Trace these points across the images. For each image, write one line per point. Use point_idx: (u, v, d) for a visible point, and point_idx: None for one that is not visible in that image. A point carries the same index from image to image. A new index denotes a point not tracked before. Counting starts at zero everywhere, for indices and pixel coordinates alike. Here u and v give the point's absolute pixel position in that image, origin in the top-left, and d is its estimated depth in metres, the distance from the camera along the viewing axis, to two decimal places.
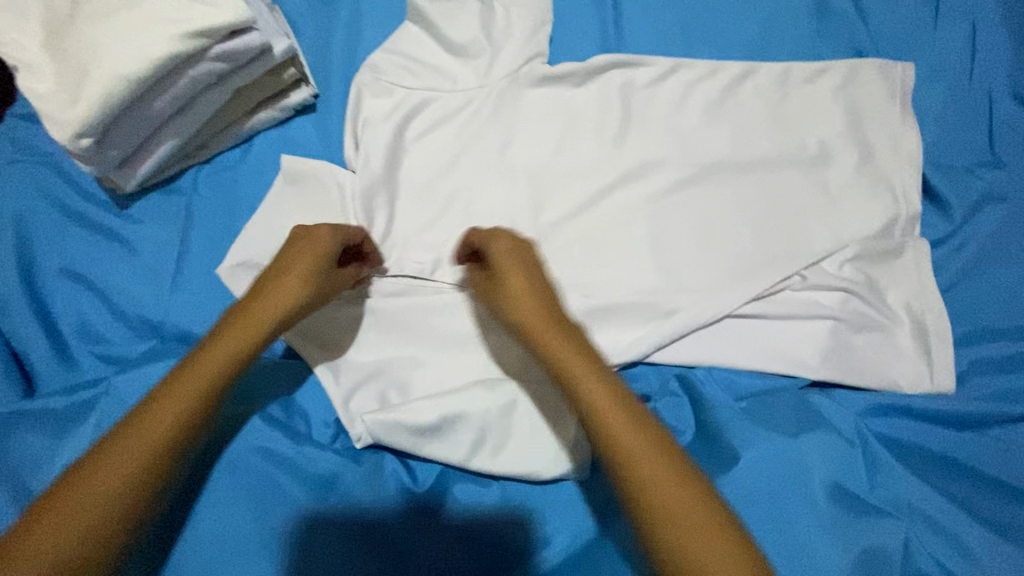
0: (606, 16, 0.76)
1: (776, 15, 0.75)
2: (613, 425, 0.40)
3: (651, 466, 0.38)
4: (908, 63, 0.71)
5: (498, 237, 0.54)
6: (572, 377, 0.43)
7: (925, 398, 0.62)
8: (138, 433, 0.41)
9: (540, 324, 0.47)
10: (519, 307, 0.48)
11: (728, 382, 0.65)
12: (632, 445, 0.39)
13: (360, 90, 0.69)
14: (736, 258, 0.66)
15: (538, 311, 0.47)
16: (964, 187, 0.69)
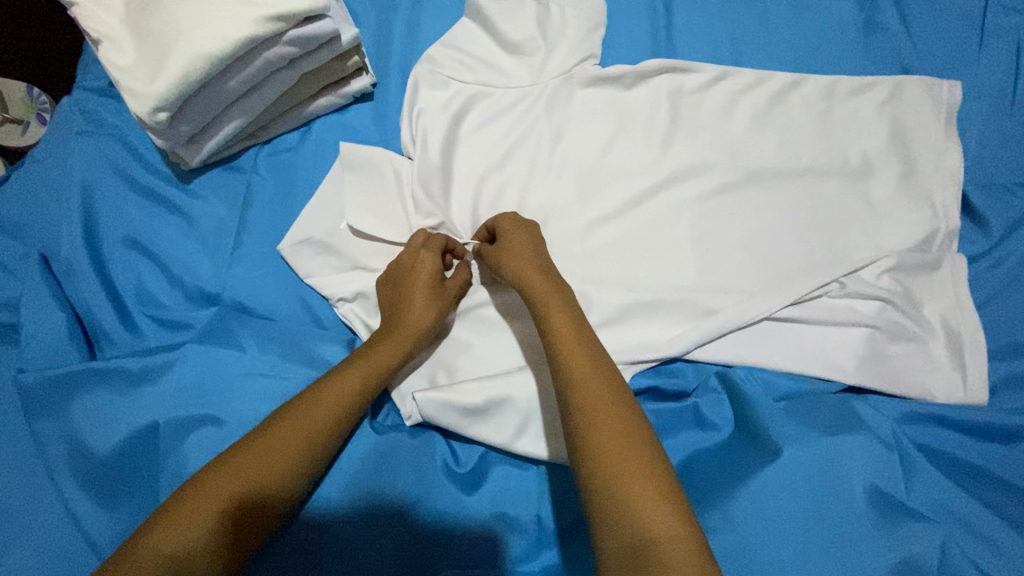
0: (658, 22, 0.79)
1: (825, 30, 0.77)
2: (601, 420, 0.47)
3: (637, 474, 0.43)
4: (952, 83, 0.73)
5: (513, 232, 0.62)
6: (582, 389, 0.49)
7: (961, 408, 0.63)
8: (269, 431, 0.50)
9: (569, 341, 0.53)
10: (518, 270, 0.59)
11: (767, 382, 0.64)
12: (622, 454, 0.45)
13: (417, 82, 0.72)
14: (778, 263, 0.68)
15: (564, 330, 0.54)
16: (1003, 205, 0.71)
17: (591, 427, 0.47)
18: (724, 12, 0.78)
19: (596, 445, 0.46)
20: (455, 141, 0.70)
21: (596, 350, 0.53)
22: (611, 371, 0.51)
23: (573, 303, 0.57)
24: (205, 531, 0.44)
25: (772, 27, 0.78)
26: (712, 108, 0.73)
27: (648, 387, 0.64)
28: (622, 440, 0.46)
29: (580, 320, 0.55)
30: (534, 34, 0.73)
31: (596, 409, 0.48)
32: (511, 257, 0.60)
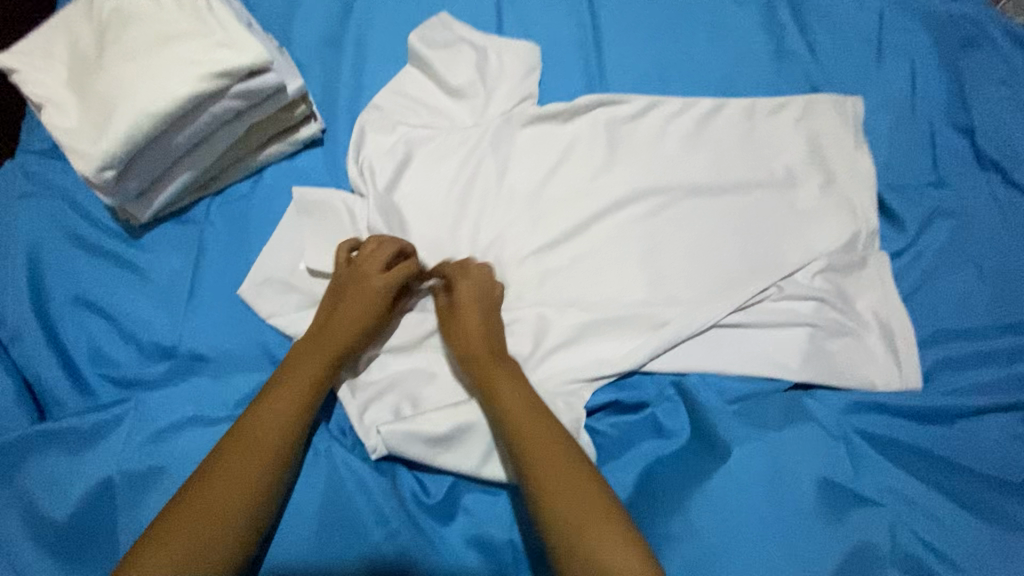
0: (590, 58, 0.84)
1: (740, 57, 0.84)
2: (541, 463, 0.52)
3: (575, 509, 0.49)
4: (857, 98, 0.80)
5: (467, 307, 0.62)
6: (518, 434, 0.54)
7: (898, 395, 0.67)
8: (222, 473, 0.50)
9: (513, 397, 0.57)
10: (467, 345, 0.61)
11: (719, 387, 0.67)
12: (559, 490, 0.50)
13: (364, 128, 0.74)
14: (721, 273, 0.72)
15: (512, 386, 0.58)
16: (915, 204, 0.78)
17: (544, 493, 0.50)
18: (649, 46, 0.85)
19: (547, 506, 0.50)
20: (405, 178, 0.73)
21: (538, 410, 0.56)
22: (548, 434, 0.54)
23: (513, 369, 0.60)
24: None
25: (694, 58, 0.84)
26: (646, 136, 0.78)
27: (610, 401, 0.66)
28: (580, 509, 0.49)
29: (525, 388, 0.58)
30: (473, 78, 0.78)
31: (545, 479, 0.51)
32: (459, 329, 0.62)
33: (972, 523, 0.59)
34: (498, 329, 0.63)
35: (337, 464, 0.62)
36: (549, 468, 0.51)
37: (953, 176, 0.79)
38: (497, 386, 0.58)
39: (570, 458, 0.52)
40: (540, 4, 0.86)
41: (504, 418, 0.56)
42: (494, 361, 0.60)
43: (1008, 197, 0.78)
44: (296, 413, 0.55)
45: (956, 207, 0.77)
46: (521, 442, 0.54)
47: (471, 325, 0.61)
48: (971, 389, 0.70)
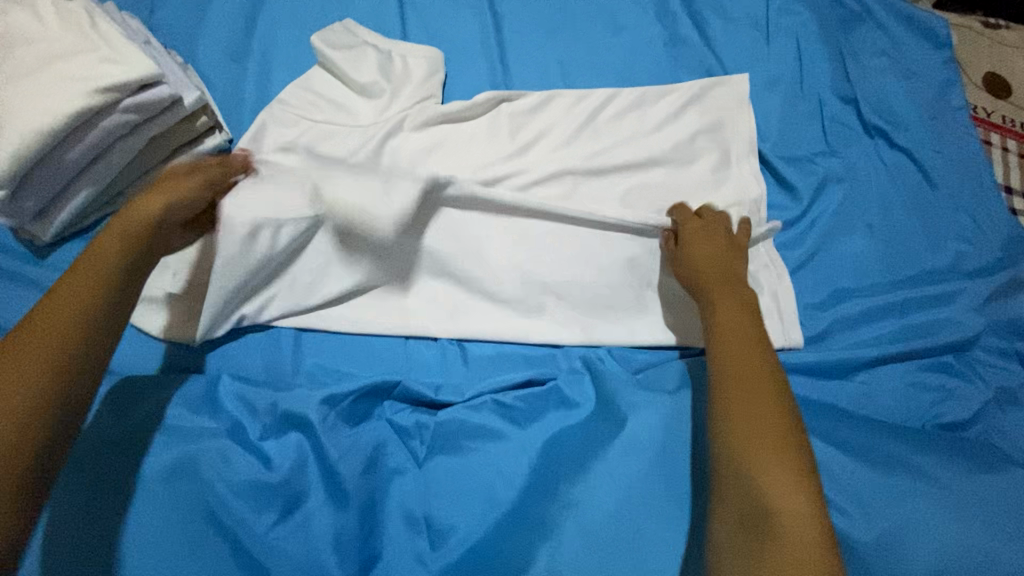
0: (493, 56, 0.87)
1: (636, 46, 0.88)
2: (737, 377, 0.52)
3: (772, 426, 0.49)
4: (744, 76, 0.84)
5: (699, 242, 0.68)
6: (736, 351, 0.55)
7: (790, 353, 0.72)
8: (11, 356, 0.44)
9: (739, 318, 0.58)
10: (702, 271, 0.65)
11: (623, 358, 0.71)
12: (744, 412, 0.50)
13: (265, 123, 0.76)
14: (624, 247, 0.74)
15: (737, 307, 0.59)
16: (807, 173, 0.82)
17: (740, 409, 0.50)
18: (550, 41, 0.88)
19: (726, 427, 0.50)
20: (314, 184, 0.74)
21: (751, 330, 0.57)
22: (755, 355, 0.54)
23: (743, 297, 0.61)
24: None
25: (593, 50, 0.88)
26: (547, 125, 0.81)
27: (523, 380, 0.68)
28: (763, 431, 0.48)
29: (743, 314, 0.58)
30: (376, 80, 0.79)
31: (732, 399, 0.51)
32: (696, 256, 0.66)
33: (857, 469, 0.63)
34: (728, 257, 0.66)
35: (239, 460, 0.60)
36: (751, 382, 0.52)
37: (841, 145, 0.84)
38: (712, 297, 0.61)
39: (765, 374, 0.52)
40: (443, 7, 0.90)
41: (721, 332, 0.57)
42: (722, 281, 0.63)
43: (892, 160, 0.83)
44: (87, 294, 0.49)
45: (846, 173, 0.82)
46: (732, 357, 0.54)
47: (703, 256, 0.66)
48: (867, 343, 0.73)
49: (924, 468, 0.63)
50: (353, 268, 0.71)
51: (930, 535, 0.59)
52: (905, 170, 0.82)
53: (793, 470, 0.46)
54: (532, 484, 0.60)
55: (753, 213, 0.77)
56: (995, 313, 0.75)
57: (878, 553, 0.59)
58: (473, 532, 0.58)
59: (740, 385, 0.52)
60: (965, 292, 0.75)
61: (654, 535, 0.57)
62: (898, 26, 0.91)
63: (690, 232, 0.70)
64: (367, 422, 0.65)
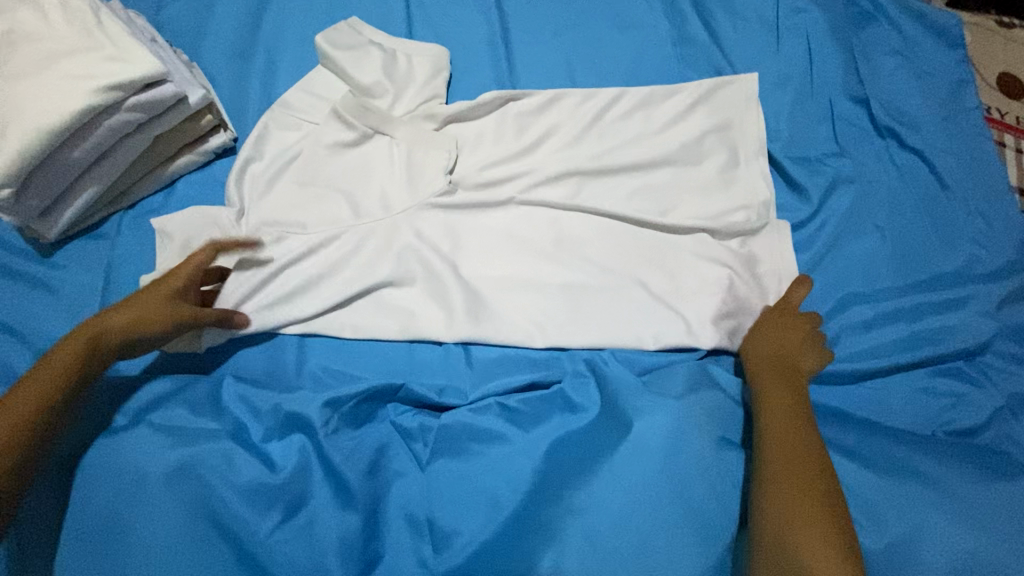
0: (499, 54, 0.87)
1: (644, 44, 0.87)
2: (786, 481, 0.55)
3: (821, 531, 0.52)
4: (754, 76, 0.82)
5: (765, 330, 0.69)
6: (788, 452, 0.57)
7: None
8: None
9: (793, 418, 0.60)
10: (760, 363, 0.66)
11: (630, 361, 0.69)
12: (795, 518, 0.53)
13: (268, 126, 0.76)
14: (630, 251, 0.74)
15: (790, 406, 0.61)
16: (817, 175, 0.81)
17: (786, 513, 0.53)
18: (557, 40, 0.88)
19: (777, 528, 0.53)
20: (319, 186, 0.74)
21: (805, 430, 0.59)
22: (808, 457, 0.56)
23: (798, 395, 0.63)
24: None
25: (600, 49, 0.87)
26: (553, 124, 0.80)
27: (527, 383, 0.68)
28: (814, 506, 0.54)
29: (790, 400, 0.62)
30: (380, 78, 0.78)
31: (782, 499, 0.54)
32: (760, 345, 0.68)
33: (866, 476, 0.62)
34: (789, 346, 0.68)
35: (240, 462, 0.60)
36: (800, 485, 0.55)
37: (852, 146, 0.82)
38: (765, 390, 0.63)
39: (814, 478, 0.55)
40: (448, 5, 0.89)
41: (773, 431, 0.60)
42: (780, 375, 0.64)
43: (903, 161, 0.82)
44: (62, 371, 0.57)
45: (857, 174, 0.80)
46: (782, 459, 0.57)
47: (766, 347, 0.67)
48: (876, 349, 0.72)
49: (934, 475, 0.62)
50: (359, 270, 0.71)
51: (941, 546, 0.58)
52: (916, 172, 0.81)
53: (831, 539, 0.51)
54: (537, 488, 0.59)
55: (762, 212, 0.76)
56: (1007, 318, 0.73)
57: (885, 562, 0.58)
58: (476, 537, 0.57)
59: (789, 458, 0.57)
60: (977, 297, 0.74)
61: (660, 542, 0.56)
62: (909, 24, 0.89)
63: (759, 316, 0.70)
64: (371, 424, 0.65)
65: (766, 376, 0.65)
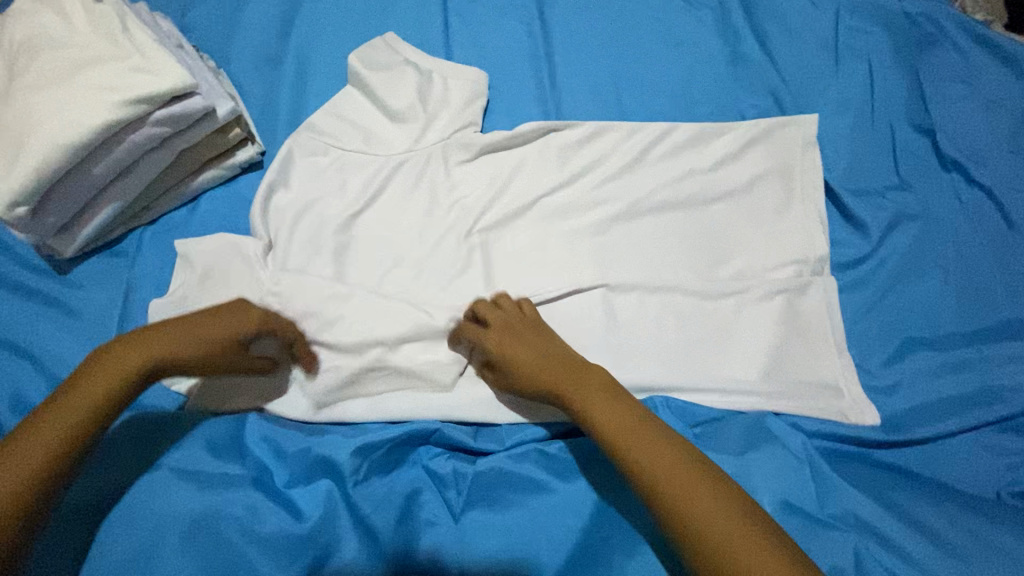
0: (541, 70, 0.82)
1: (695, 63, 0.83)
2: (664, 480, 0.48)
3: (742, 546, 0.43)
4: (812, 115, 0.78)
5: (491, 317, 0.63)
6: (633, 449, 0.50)
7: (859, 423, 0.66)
8: (48, 424, 0.49)
9: (629, 430, 0.51)
10: (520, 360, 0.59)
11: (684, 410, 0.66)
12: (712, 528, 0.45)
13: (292, 151, 0.72)
14: (675, 287, 0.71)
15: (623, 416, 0.52)
16: (877, 209, 0.76)
17: (688, 520, 0.46)
18: (603, 55, 0.83)
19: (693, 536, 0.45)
20: (353, 209, 0.71)
21: (647, 426, 0.52)
22: (667, 452, 0.49)
23: (603, 380, 0.56)
24: (49, 449, 0.48)
25: (649, 66, 0.83)
26: (601, 155, 0.76)
27: (565, 430, 0.64)
28: (677, 469, 0.48)
29: (609, 398, 0.54)
30: (411, 104, 0.75)
31: (693, 507, 0.46)
32: (519, 351, 0.60)
33: (938, 551, 0.57)
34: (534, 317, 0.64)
35: (259, 512, 0.56)
36: (686, 491, 0.47)
37: (916, 179, 0.77)
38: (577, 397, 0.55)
39: (688, 467, 0.48)
40: (489, 13, 0.84)
41: (620, 450, 0.51)
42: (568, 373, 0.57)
43: (969, 199, 0.76)
44: (130, 366, 0.53)
45: (920, 210, 0.76)
46: (660, 472, 0.48)
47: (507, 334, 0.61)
48: (945, 404, 0.67)
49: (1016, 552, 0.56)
50: (388, 300, 0.66)
51: None
52: (984, 209, 0.76)
53: (742, 519, 0.45)
54: (582, 550, 0.56)
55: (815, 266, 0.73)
56: None
57: None
58: None
59: (609, 417, 0.53)
60: None
61: None
62: (978, 49, 0.84)
63: (496, 330, 0.62)
64: (402, 468, 0.61)
65: (563, 390, 0.57)
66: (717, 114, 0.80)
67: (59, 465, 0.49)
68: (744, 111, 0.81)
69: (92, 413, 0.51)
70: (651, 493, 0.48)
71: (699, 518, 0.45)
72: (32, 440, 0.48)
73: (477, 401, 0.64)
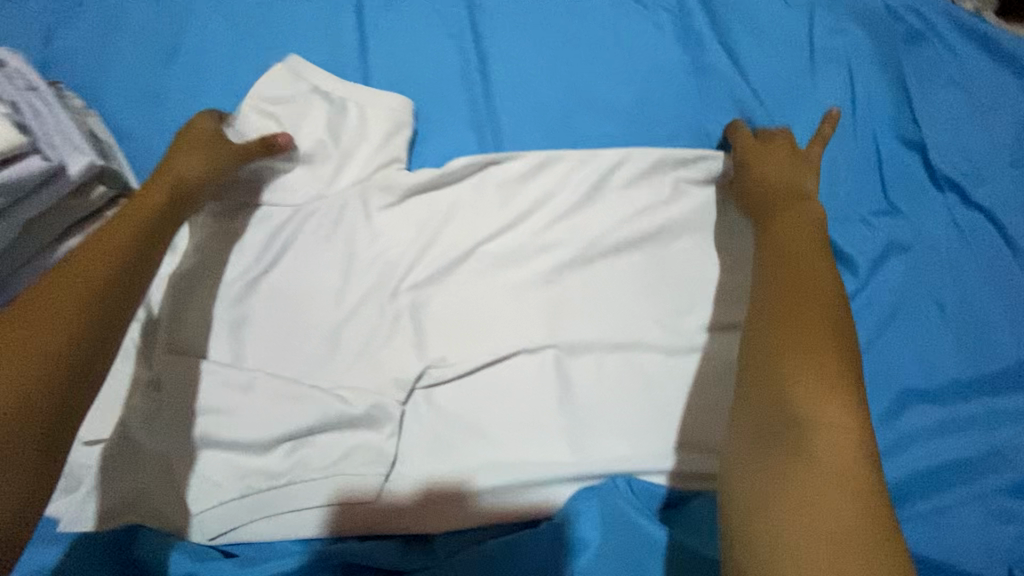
0: (475, 91, 0.71)
1: (653, 74, 0.72)
2: (804, 337, 0.42)
3: (830, 412, 0.38)
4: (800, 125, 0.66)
5: (772, 151, 0.63)
6: (797, 304, 0.45)
7: None
8: (55, 295, 0.42)
9: (828, 298, 0.45)
10: (781, 215, 0.55)
11: (650, 493, 0.56)
12: (817, 390, 0.39)
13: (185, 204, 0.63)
14: (636, 342, 0.61)
15: (826, 289, 0.46)
16: (863, 239, 0.66)
17: (781, 371, 0.41)
18: (547, 70, 0.72)
19: (789, 378, 0.40)
20: (253, 275, 0.60)
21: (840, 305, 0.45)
22: (835, 332, 0.42)
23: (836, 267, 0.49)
24: (74, 325, 0.41)
25: (600, 81, 0.72)
26: (547, 190, 0.65)
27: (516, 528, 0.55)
28: (825, 343, 0.42)
29: (830, 273, 0.47)
30: (318, 142, 0.64)
31: (810, 363, 0.41)
32: (778, 195, 0.58)
33: None
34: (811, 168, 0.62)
35: None
36: (817, 362, 0.40)
37: (906, 202, 0.68)
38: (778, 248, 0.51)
39: (846, 355, 0.41)
40: (412, 27, 0.73)
41: (783, 300, 0.46)
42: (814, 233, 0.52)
43: (967, 222, 0.67)
44: (127, 234, 0.49)
45: (912, 238, 0.66)
46: (806, 330, 0.43)
47: (767, 171, 0.61)
48: (948, 469, 0.59)
49: None
50: (292, 387, 0.55)
51: None
52: (983, 234, 0.67)
53: (850, 428, 0.37)
54: None
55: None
56: None
57: None
58: None
59: (806, 286, 0.46)
60: None
61: None
62: (971, 46, 0.74)
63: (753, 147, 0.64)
64: None
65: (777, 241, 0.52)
66: (679, 134, 0.70)
67: (82, 345, 0.41)
68: (709, 128, 0.70)
69: (100, 282, 0.45)
70: (747, 357, 0.45)
71: (796, 397, 0.39)
72: (43, 312, 0.41)
73: (405, 504, 0.54)
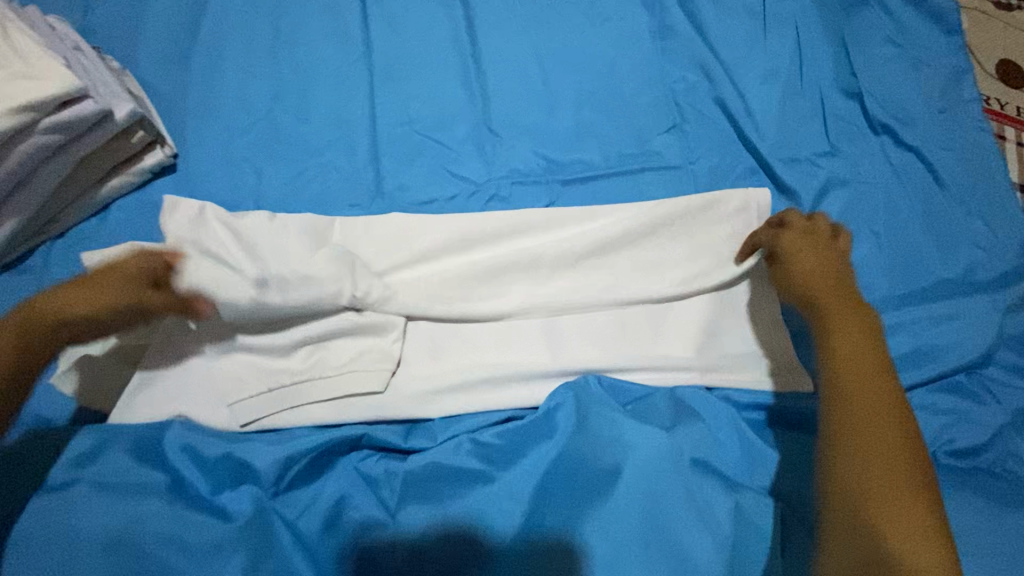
0: (464, 53, 0.80)
1: (622, 38, 0.81)
2: (874, 472, 0.44)
3: (921, 552, 0.41)
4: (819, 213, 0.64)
5: (791, 228, 0.63)
6: (851, 422, 0.47)
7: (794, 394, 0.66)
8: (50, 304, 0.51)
9: (882, 406, 0.47)
10: (815, 296, 0.56)
11: (616, 388, 0.64)
12: (905, 530, 0.42)
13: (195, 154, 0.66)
14: (608, 264, 0.69)
15: (879, 389, 0.48)
16: (808, 177, 0.75)
17: (872, 523, 0.43)
18: (528, 35, 0.81)
19: (872, 523, 0.42)
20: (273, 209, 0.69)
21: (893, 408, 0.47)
22: (898, 453, 0.45)
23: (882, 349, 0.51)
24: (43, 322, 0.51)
25: (576, 44, 0.81)
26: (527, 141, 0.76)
27: (504, 417, 0.63)
28: (894, 470, 0.44)
29: (884, 377, 0.49)
30: None
31: (881, 492, 0.43)
32: (806, 272, 0.58)
33: None
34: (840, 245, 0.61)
35: (183, 523, 0.54)
36: (895, 498, 0.43)
37: (845, 144, 0.77)
38: (829, 336, 0.52)
39: (909, 473, 0.44)
40: (409, 0, 0.82)
41: (836, 424, 0.47)
42: (847, 307, 0.54)
43: (900, 161, 0.77)
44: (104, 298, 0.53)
45: (850, 176, 0.75)
46: (872, 468, 0.44)
47: (795, 247, 0.61)
48: None
49: None
50: None
51: None
52: (913, 171, 0.76)
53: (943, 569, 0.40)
54: (521, 539, 0.55)
55: (750, 233, 0.71)
56: (1011, 327, 0.69)
57: None
58: None
59: (863, 395, 0.48)
60: (980, 308, 0.70)
61: None
62: (904, 9, 0.84)
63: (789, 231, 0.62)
64: (331, 473, 0.59)
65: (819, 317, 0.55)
66: (646, 89, 0.79)
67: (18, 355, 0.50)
68: (672, 84, 0.79)
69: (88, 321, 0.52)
70: (828, 505, 0.45)
71: (885, 534, 0.42)
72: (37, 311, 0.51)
73: (408, 397, 0.63)
